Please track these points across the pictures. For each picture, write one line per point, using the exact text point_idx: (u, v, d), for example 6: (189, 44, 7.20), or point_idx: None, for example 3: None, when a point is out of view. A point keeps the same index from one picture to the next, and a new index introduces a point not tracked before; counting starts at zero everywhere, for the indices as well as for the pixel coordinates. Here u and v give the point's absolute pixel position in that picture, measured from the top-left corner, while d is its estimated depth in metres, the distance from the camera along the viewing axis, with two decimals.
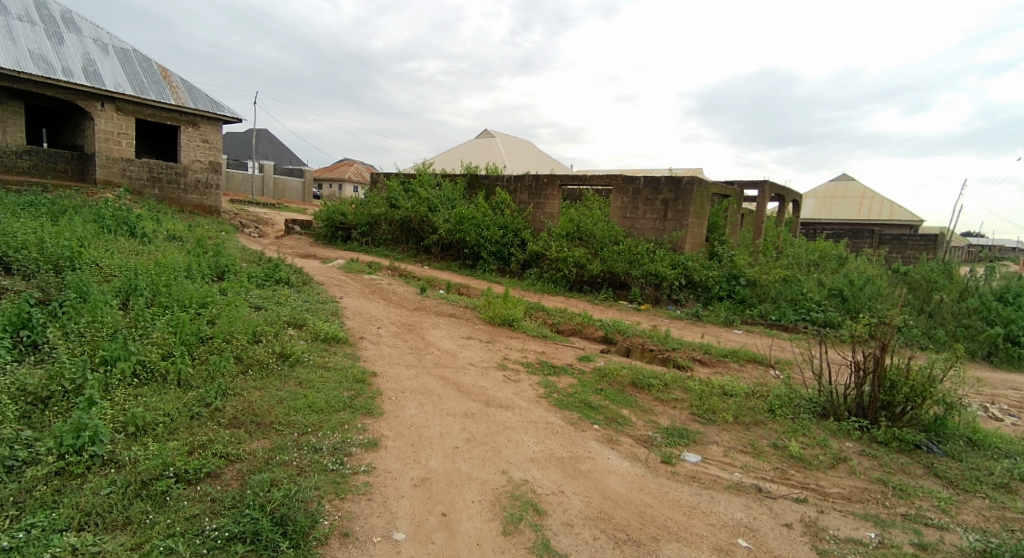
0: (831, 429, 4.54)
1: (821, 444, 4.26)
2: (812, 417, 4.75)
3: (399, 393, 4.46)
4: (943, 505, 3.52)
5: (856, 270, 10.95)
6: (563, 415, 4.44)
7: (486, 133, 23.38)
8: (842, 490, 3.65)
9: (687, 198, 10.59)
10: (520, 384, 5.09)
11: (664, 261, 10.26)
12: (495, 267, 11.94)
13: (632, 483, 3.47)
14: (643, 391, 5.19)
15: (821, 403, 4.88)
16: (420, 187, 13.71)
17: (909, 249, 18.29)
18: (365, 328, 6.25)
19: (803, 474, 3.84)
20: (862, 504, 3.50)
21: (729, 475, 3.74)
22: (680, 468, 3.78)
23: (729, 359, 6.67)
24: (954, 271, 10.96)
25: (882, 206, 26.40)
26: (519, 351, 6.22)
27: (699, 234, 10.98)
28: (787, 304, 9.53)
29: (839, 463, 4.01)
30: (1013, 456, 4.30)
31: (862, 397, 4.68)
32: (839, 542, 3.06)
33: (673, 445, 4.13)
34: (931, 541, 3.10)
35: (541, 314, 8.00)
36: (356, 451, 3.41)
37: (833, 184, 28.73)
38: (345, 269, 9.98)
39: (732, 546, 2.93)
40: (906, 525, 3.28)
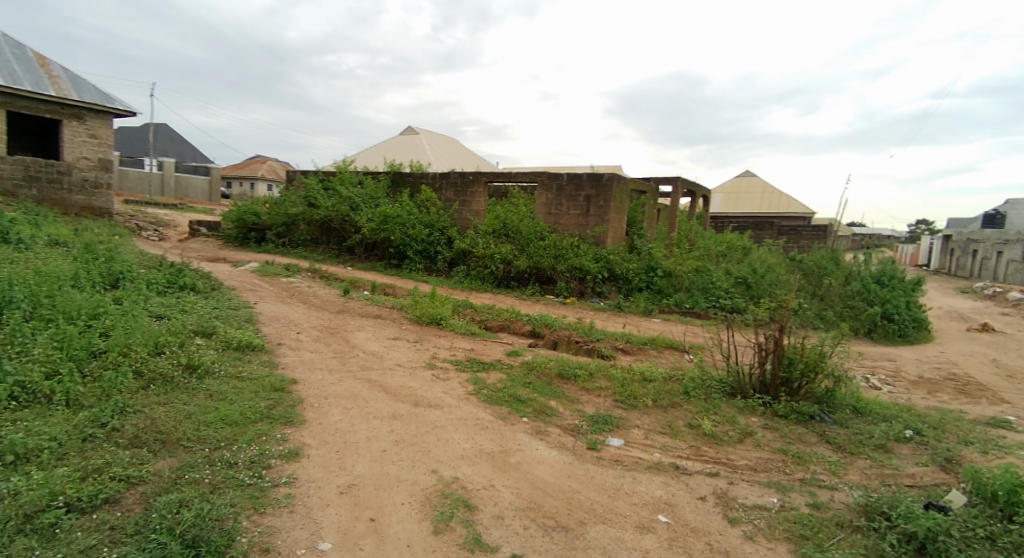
0: (738, 406, 4.93)
1: (730, 421, 4.61)
2: (722, 396, 5.13)
3: (322, 399, 4.30)
4: (833, 467, 3.92)
5: (759, 259, 11.86)
6: (492, 411, 4.48)
7: (408, 130, 22.96)
8: (748, 462, 3.97)
9: (607, 195, 10.98)
10: (448, 382, 5.08)
11: (587, 255, 10.61)
12: (421, 266, 11.79)
13: (559, 471, 3.57)
14: (570, 382, 5.35)
15: (730, 383, 5.27)
16: (340, 185, 13.26)
17: (803, 238, 20.08)
18: (283, 334, 5.95)
19: (715, 449, 4.13)
20: (765, 473, 3.82)
21: (650, 456, 3.95)
22: (605, 453, 3.94)
23: (648, 347, 7.02)
24: (840, 258, 12.16)
25: (780, 199, 28.76)
26: (448, 349, 6.20)
27: (620, 229, 11.43)
28: (700, 293, 10.15)
29: (745, 437, 4.35)
30: (888, 419, 4.88)
31: (764, 376, 5.10)
32: (746, 510, 3.32)
33: (599, 431, 4.30)
34: (824, 501, 3.46)
35: (469, 312, 8.00)
36: (276, 462, 3.25)
37: (738, 180, 30.93)
38: (259, 273, 9.45)
39: (653, 522, 3.10)
40: (803, 488, 3.63)
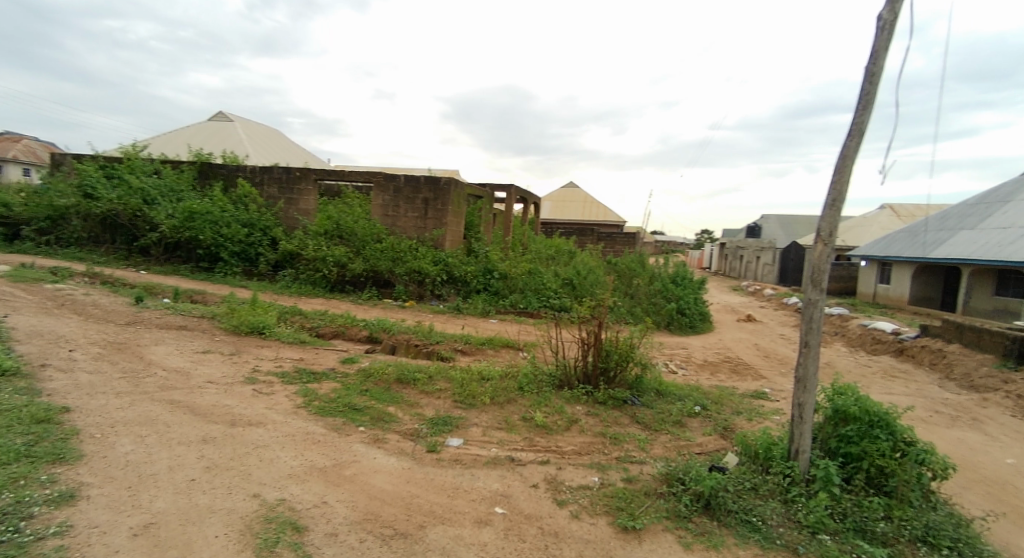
0: (566, 396, 5.36)
1: (558, 411, 4.99)
2: (552, 389, 5.53)
3: (108, 428, 3.60)
4: (642, 444, 4.48)
5: (582, 262, 13.05)
6: (325, 423, 4.20)
7: (222, 117, 20.45)
8: (574, 447, 4.34)
9: (445, 198, 11.05)
10: (273, 396, 4.63)
11: (426, 258, 10.59)
12: (239, 269, 10.59)
13: (398, 478, 3.50)
14: (409, 386, 5.27)
15: (558, 376, 5.71)
16: (130, 174, 11.28)
17: (618, 244, 22.60)
18: (49, 353, 4.83)
19: (545, 439, 4.43)
20: (588, 456, 4.21)
21: (487, 452, 4.08)
22: (444, 454, 3.97)
23: (485, 347, 7.25)
24: (646, 261, 13.98)
25: (599, 209, 32.02)
26: (272, 360, 5.65)
27: (457, 232, 11.61)
28: (532, 294, 10.81)
29: (572, 424, 4.75)
30: (682, 398, 5.75)
31: (587, 368, 5.63)
32: (573, 491, 3.63)
33: (438, 433, 4.31)
34: (635, 475, 3.94)
35: (297, 319, 7.41)
36: (40, 511, 2.63)
37: (563, 190, 33.66)
38: (12, 279, 7.55)
39: (490, 515, 3.21)
40: (618, 465, 4.08)
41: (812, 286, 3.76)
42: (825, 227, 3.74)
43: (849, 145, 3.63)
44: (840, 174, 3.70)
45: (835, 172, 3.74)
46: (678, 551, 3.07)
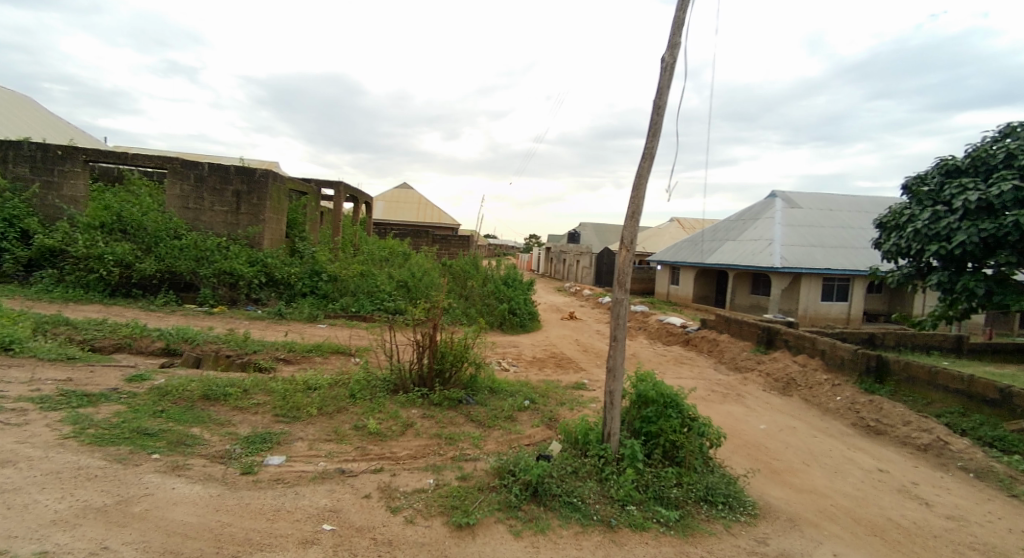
0: (400, 401, 5.26)
1: (392, 416, 4.86)
2: (385, 394, 5.37)
3: None
4: (475, 441, 4.60)
5: (416, 264, 12.94)
6: (105, 454, 3.49)
7: None
8: (408, 451, 4.27)
9: (261, 192, 10.00)
10: (27, 428, 3.69)
11: (239, 258, 9.49)
12: None
13: (203, 508, 3.05)
14: (219, 403, 4.65)
15: (392, 380, 5.57)
16: None
17: (453, 246, 22.87)
18: None
19: (379, 446, 4.28)
20: (423, 458, 4.18)
21: (314, 467, 3.79)
22: (263, 474, 3.58)
23: (312, 354, 6.74)
24: (479, 263, 14.41)
25: (433, 211, 32.11)
26: (26, 383, 4.51)
27: (278, 230, 10.60)
28: (364, 296, 10.37)
29: (406, 429, 4.67)
30: (513, 394, 6.05)
31: (421, 370, 5.60)
32: (407, 496, 3.56)
33: (255, 452, 3.87)
34: (468, 472, 4.02)
35: (63, 331, 6.03)
36: None
37: (396, 190, 33.04)
38: None
39: (317, 534, 2.99)
40: (453, 465, 4.13)
41: (618, 286, 4.27)
42: (627, 235, 4.27)
43: (643, 166, 4.21)
44: (638, 189, 4.26)
45: (633, 187, 4.29)
46: (509, 540, 3.22)
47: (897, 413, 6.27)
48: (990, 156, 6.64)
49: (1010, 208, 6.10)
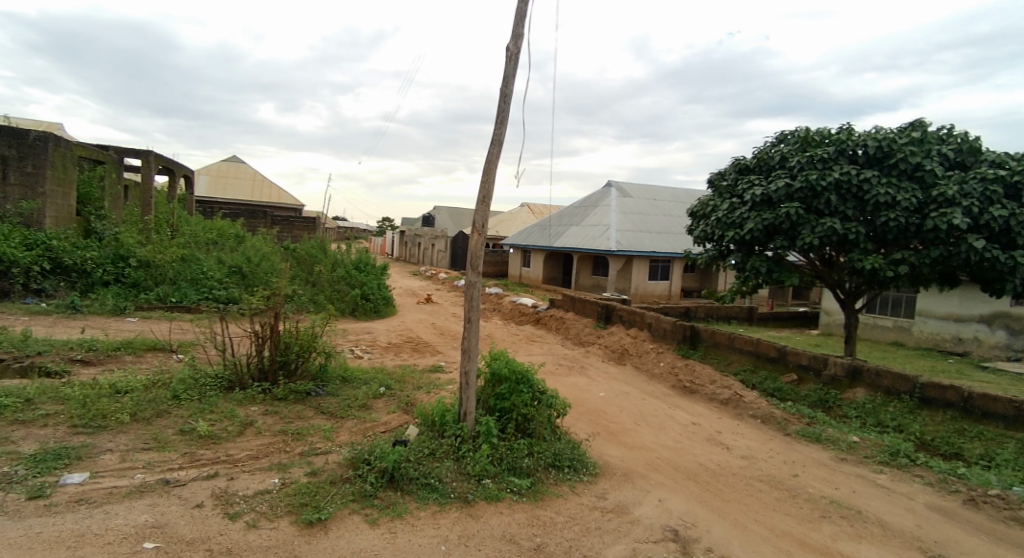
0: (237, 398, 4.78)
1: (228, 416, 4.39)
2: (218, 392, 4.84)
3: None
4: (327, 434, 4.37)
5: (253, 247, 11.74)
6: None
7: None
8: (249, 451, 3.90)
9: (38, 158, 8.15)
10: None
11: (9, 239, 7.69)
12: None
13: None
14: None
15: (226, 376, 5.04)
16: None
17: (295, 228, 21.12)
18: None
19: (212, 450, 3.85)
20: (267, 457, 3.87)
21: (129, 480, 3.28)
22: (59, 497, 3.00)
23: (122, 353, 5.76)
24: (326, 246, 13.57)
25: (271, 189, 29.26)
26: None
27: (66, 206, 8.75)
28: (188, 284, 9.13)
29: (245, 428, 4.26)
30: (367, 382, 5.87)
31: (262, 363, 5.14)
32: (248, 500, 3.27)
33: (46, 472, 3.22)
34: (319, 466, 3.82)
35: None
36: None
37: (225, 165, 29.42)
38: None
39: (136, 556, 2.59)
40: (301, 460, 3.88)
41: (471, 269, 4.35)
42: (478, 219, 4.36)
43: (492, 151, 4.34)
44: (487, 174, 4.37)
45: (483, 172, 4.39)
46: (365, 529, 3.14)
47: (706, 374, 7.41)
48: (770, 158, 8.07)
49: (783, 201, 7.47)
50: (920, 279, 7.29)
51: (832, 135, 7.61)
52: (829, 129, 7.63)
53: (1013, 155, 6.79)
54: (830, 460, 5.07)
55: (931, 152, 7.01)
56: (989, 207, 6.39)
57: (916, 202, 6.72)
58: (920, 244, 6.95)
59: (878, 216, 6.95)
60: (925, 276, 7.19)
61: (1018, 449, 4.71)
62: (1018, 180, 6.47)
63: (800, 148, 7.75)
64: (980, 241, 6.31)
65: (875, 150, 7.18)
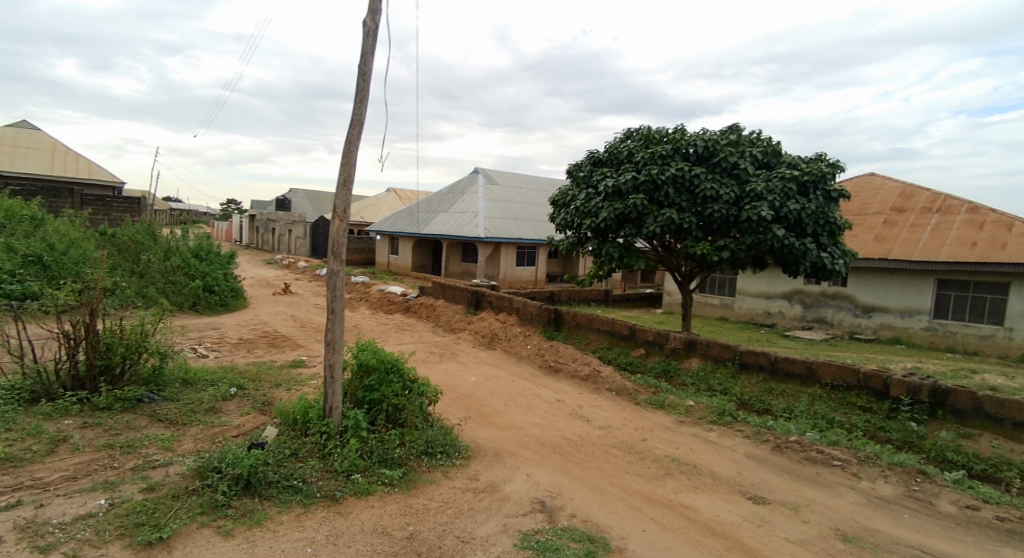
0: (43, 413, 4.01)
1: (31, 434, 3.67)
2: (14, 407, 4.01)
3: None
4: (166, 444, 3.87)
5: (57, 232, 9.83)
6: None
7: None
8: (63, 472, 3.31)
9: None
10: None
11: None
12: None
13: None
14: None
15: (27, 388, 4.20)
16: None
17: (115, 210, 18.07)
18: None
19: (11, 476, 3.19)
20: (88, 477, 3.31)
21: None
22: None
23: None
24: (158, 232, 11.86)
25: (79, 163, 24.63)
26: None
27: None
28: None
29: (57, 446, 3.60)
30: (215, 383, 5.29)
31: (76, 369, 4.37)
32: (65, 528, 2.78)
33: None
34: (157, 481, 3.37)
35: None
36: None
37: (11, 131, 24.05)
38: None
39: None
40: (135, 476, 3.39)
41: (333, 257, 4.14)
42: (339, 204, 4.14)
43: (352, 131, 4.15)
44: (347, 156, 4.17)
45: (343, 153, 4.18)
46: (217, 542, 2.85)
47: (568, 353, 7.92)
48: (618, 152, 8.79)
49: (631, 192, 8.21)
50: (738, 262, 8.52)
51: (669, 134, 8.51)
52: (667, 128, 8.53)
53: (803, 158, 8.22)
54: (672, 423, 5.75)
55: (745, 153, 8.20)
56: (787, 201, 7.68)
57: (735, 196, 7.83)
58: (738, 232, 8.12)
59: (706, 207, 7.96)
60: (742, 260, 8.43)
61: (808, 401, 5.78)
62: (806, 179, 7.86)
63: (644, 144, 8.55)
64: (781, 230, 7.57)
65: (704, 150, 8.19)
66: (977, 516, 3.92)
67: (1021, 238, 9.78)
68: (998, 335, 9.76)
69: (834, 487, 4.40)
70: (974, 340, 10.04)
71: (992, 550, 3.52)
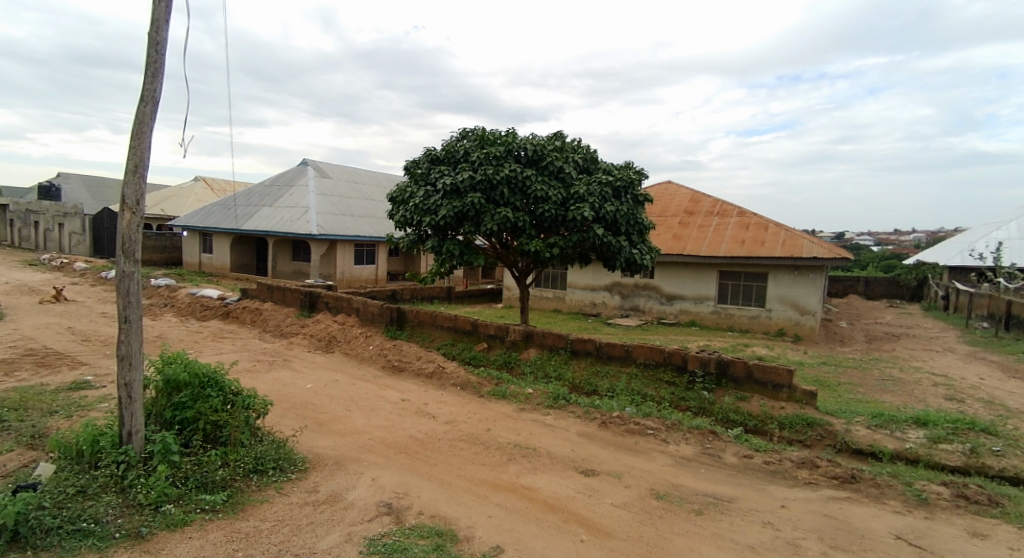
0: None
1: None
2: None
3: None
4: None
5: None
6: None
7: None
8: None
9: None
10: None
11: None
12: None
13: None
14: None
15: None
16: None
17: None
18: None
19: None
20: None
21: None
22: None
23: None
24: None
25: None
26: None
27: None
28: None
29: None
30: None
31: None
32: None
33: None
34: None
35: None
36: None
37: None
38: None
39: None
40: None
41: (123, 257, 3.52)
42: (129, 195, 3.53)
43: (142, 109, 3.59)
44: (137, 138, 3.58)
45: (131, 135, 3.58)
46: None
47: (412, 351, 7.84)
48: (454, 151, 8.93)
49: (468, 191, 8.40)
50: (567, 258, 9.28)
51: (501, 136, 8.91)
52: (499, 130, 8.92)
53: (615, 166, 9.28)
54: (513, 411, 6.06)
55: (569, 158, 8.95)
56: (604, 203, 8.60)
57: (561, 197, 8.51)
58: (565, 230, 8.85)
59: (537, 207, 8.51)
60: (570, 256, 9.21)
61: (627, 379, 6.56)
62: (619, 184, 8.88)
63: (479, 145, 8.83)
64: (600, 229, 8.43)
65: (533, 153, 8.75)
66: (751, 462, 4.87)
67: (772, 237, 12.40)
68: (762, 315, 12.15)
69: (648, 453, 5.08)
70: (746, 320, 12.35)
71: (760, 488, 4.40)
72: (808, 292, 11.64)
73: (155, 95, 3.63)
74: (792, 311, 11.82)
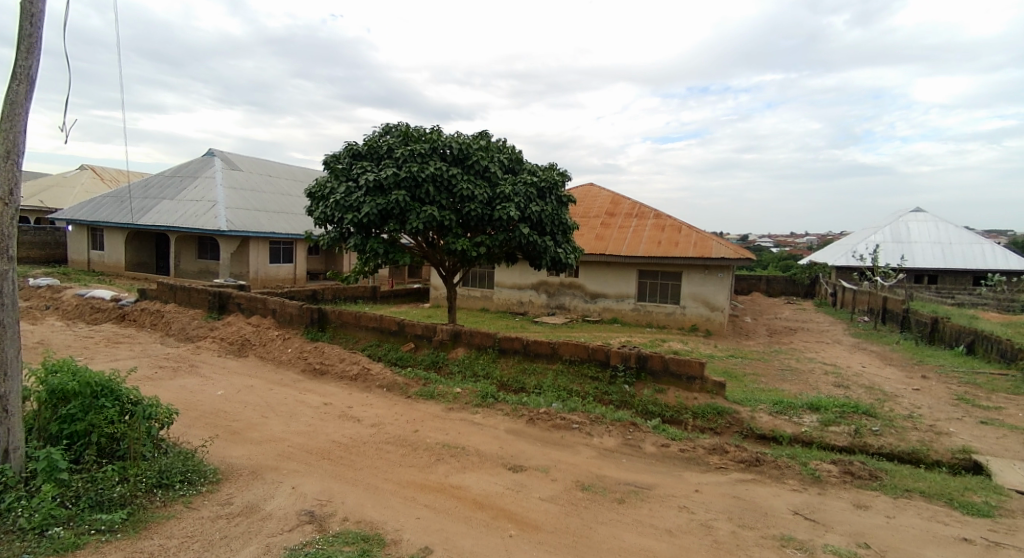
0: None
1: None
2: None
3: None
4: None
5: None
6: None
7: None
8: None
9: None
10: None
11: None
12: None
13: None
14: None
15: None
16: None
17: None
18: None
19: None
20: None
21: None
22: None
23: None
24: None
25: None
26: None
27: None
28: None
29: None
30: None
31: None
32: None
33: None
34: None
35: None
36: None
37: None
38: None
39: None
40: None
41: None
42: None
43: (14, 88, 3.19)
44: (9, 121, 3.17)
45: (1, 117, 3.17)
46: None
47: (334, 353, 7.55)
48: (378, 147, 8.69)
49: (392, 188, 8.21)
50: (493, 257, 9.34)
51: (427, 133, 8.80)
52: (424, 128, 8.80)
53: (539, 167, 9.46)
54: (441, 411, 6.01)
55: (494, 158, 9.01)
56: (529, 203, 8.74)
57: (487, 197, 8.55)
58: (492, 230, 8.89)
59: (463, 206, 8.49)
60: (497, 255, 9.27)
61: (553, 376, 6.71)
62: (544, 185, 9.06)
63: (403, 141, 8.65)
64: (526, 229, 8.57)
65: (458, 152, 8.71)
66: (668, 451, 5.16)
67: (685, 239, 13.20)
68: (677, 311, 12.89)
69: (574, 446, 5.24)
70: (662, 317, 13.05)
71: (677, 475, 4.67)
72: (717, 290, 12.50)
73: (30, 75, 3.24)
74: (704, 307, 12.64)
